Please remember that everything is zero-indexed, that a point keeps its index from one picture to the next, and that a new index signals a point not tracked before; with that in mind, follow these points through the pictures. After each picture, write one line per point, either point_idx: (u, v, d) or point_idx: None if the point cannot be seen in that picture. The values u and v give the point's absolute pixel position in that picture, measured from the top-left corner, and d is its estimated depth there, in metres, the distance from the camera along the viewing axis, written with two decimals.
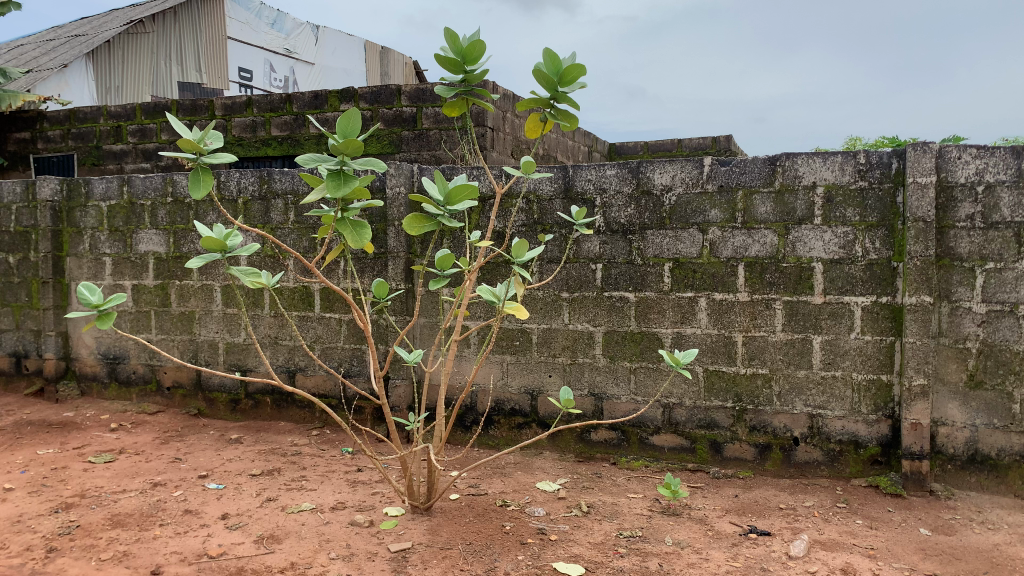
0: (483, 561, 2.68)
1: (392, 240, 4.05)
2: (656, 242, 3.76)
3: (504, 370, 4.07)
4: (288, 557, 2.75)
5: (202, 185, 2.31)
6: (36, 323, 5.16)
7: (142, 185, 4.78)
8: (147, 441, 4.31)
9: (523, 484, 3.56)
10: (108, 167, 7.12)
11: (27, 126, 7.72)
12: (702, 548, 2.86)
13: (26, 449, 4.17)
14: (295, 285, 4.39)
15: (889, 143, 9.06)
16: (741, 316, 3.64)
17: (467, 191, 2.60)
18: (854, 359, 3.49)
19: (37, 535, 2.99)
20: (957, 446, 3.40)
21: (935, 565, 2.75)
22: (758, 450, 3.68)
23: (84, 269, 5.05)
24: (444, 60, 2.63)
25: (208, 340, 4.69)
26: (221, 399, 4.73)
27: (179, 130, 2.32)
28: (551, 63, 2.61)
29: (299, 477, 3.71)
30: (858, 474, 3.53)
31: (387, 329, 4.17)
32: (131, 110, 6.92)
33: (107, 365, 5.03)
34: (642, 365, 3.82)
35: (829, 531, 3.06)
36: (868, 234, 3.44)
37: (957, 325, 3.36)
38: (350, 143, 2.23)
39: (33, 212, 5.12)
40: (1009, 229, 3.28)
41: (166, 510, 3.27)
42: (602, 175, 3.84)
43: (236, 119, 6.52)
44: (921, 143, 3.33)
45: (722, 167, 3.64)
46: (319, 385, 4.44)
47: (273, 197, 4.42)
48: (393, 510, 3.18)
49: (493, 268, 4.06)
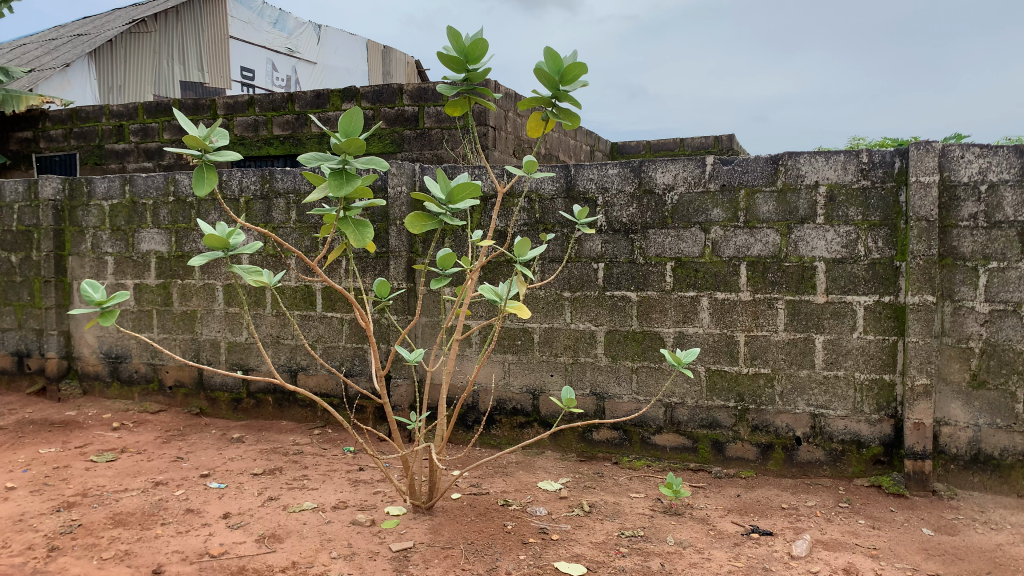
0: (484, 560, 2.68)
1: (393, 240, 4.05)
2: (658, 242, 3.76)
3: (506, 369, 4.07)
4: (289, 556, 2.75)
5: (206, 182, 2.32)
6: (38, 322, 5.17)
7: (144, 184, 4.79)
8: (149, 440, 4.31)
9: (524, 484, 3.55)
10: (111, 166, 7.13)
11: (30, 126, 7.74)
12: (704, 547, 2.86)
13: (28, 448, 4.17)
14: (297, 284, 4.39)
15: (891, 142, 9.04)
16: (744, 315, 3.63)
17: (469, 190, 2.59)
18: (857, 359, 3.48)
19: (38, 534, 2.98)
20: (960, 447, 3.39)
21: (938, 565, 2.74)
22: (760, 450, 3.67)
23: (86, 268, 5.05)
24: (446, 59, 2.63)
25: (210, 340, 4.69)
26: (223, 399, 4.73)
27: (185, 126, 2.31)
28: (553, 62, 2.60)
29: (300, 476, 3.71)
30: (860, 474, 3.52)
31: (389, 328, 4.17)
32: (133, 109, 6.92)
33: (110, 365, 5.03)
34: (644, 364, 3.81)
35: (832, 531, 3.05)
36: (870, 234, 3.43)
37: (960, 325, 3.35)
38: (352, 142, 2.22)
39: (35, 212, 5.12)
40: (1012, 228, 3.27)
41: (167, 509, 3.27)
42: (604, 174, 3.83)
43: (237, 118, 6.53)
44: (923, 142, 3.32)
45: (724, 166, 3.63)
46: (321, 385, 4.44)
47: (275, 197, 4.42)
48: (394, 510, 3.17)
49: (495, 267, 4.05)
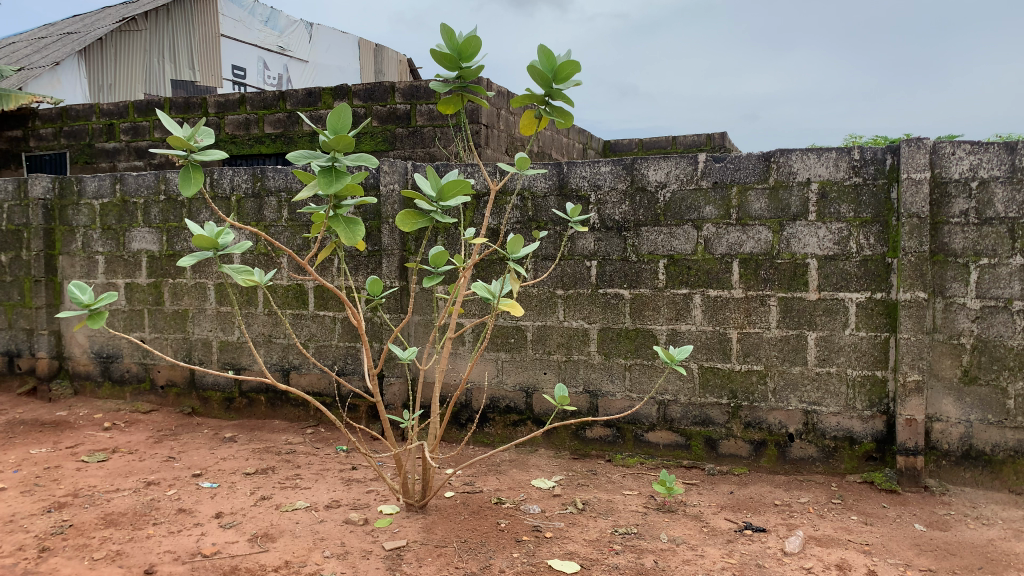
0: (477, 559, 2.67)
1: (386, 238, 4.04)
2: (650, 239, 3.76)
3: (499, 368, 4.07)
4: (282, 555, 2.74)
5: (193, 182, 2.30)
6: (28, 322, 5.14)
7: (135, 183, 4.76)
8: (141, 440, 4.29)
9: (518, 482, 3.55)
10: (101, 164, 7.09)
11: (20, 125, 7.69)
12: (697, 544, 2.86)
13: (18, 449, 4.14)
14: (289, 283, 4.38)
15: (885, 139, 9.07)
16: (736, 312, 3.64)
17: (460, 186, 2.58)
18: (849, 355, 3.49)
19: (28, 535, 2.97)
20: (951, 442, 3.40)
21: (930, 561, 2.75)
22: (753, 447, 3.67)
23: (77, 268, 5.01)
24: (439, 56, 2.62)
25: (202, 339, 4.67)
26: (215, 398, 4.72)
27: (169, 127, 2.28)
28: (546, 60, 2.59)
29: (293, 475, 3.70)
30: (853, 470, 3.54)
31: (381, 327, 4.15)
32: (124, 108, 6.89)
33: (101, 364, 5.00)
34: (636, 361, 3.81)
35: (824, 527, 3.06)
36: (862, 230, 3.44)
37: (952, 322, 3.36)
38: (340, 139, 2.21)
39: (25, 211, 5.09)
40: (1002, 225, 3.28)
41: (159, 509, 3.25)
42: (597, 171, 3.83)
43: (229, 117, 6.50)
44: (915, 139, 3.33)
45: (716, 163, 3.64)
46: (314, 383, 4.43)
47: (266, 195, 4.41)
48: (388, 508, 3.17)
49: (488, 265, 4.05)
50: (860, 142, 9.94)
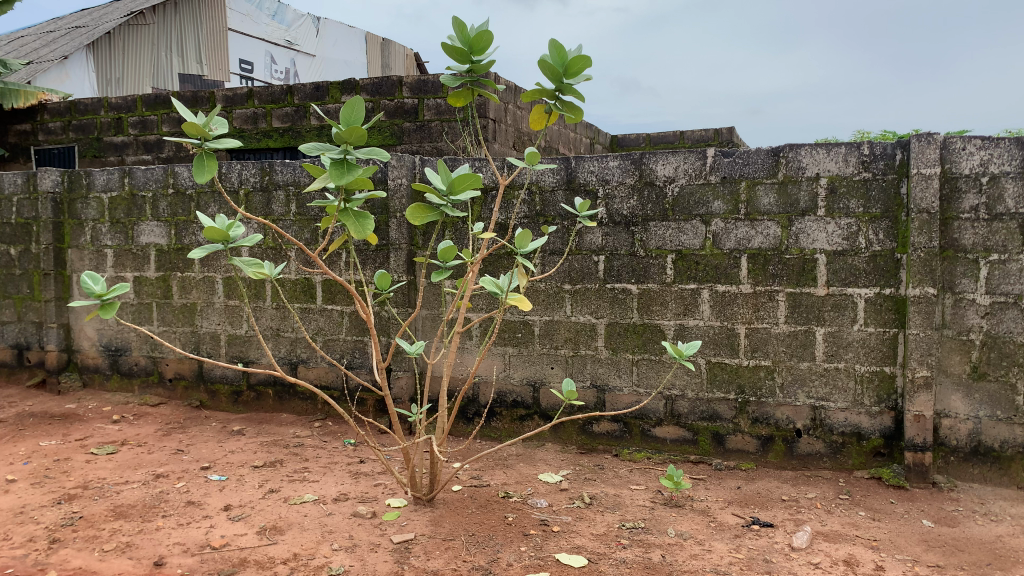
0: (486, 552, 2.68)
1: (394, 232, 4.06)
2: (658, 234, 3.75)
3: (506, 362, 4.07)
4: (291, 548, 2.75)
5: (206, 169, 2.29)
6: (38, 315, 5.16)
7: (144, 177, 4.78)
8: (150, 433, 4.31)
9: (525, 476, 3.55)
10: (109, 158, 7.10)
11: (29, 118, 7.74)
12: (704, 539, 2.86)
13: (28, 440, 4.17)
14: (297, 277, 4.40)
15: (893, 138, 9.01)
16: (744, 308, 3.63)
17: (470, 180, 2.55)
18: (857, 351, 3.48)
19: (39, 526, 2.99)
20: (960, 438, 3.39)
21: (938, 557, 2.75)
22: (761, 442, 3.67)
23: (86, 261, 5.03)
24: (451, 50, 2.62)
25: (210, 332, 4.69)
26: (223, 391, 4.74)
27: (184, 114, 2.26)
28: (557, 54, 2.58)
29: (302, 468, 3.71)
30: (861, 466, 3.53)
31: (389, 321, 4.16)
32: (132, 102, 6.90)
33: (109, 357, 5.02)
34: (644, 357, 3.81)
35: (832, 522, 3.06)
36: (871, 226, 3.42)
37: (961, 317, 3.34)
38: (353, 130, 2.20)
39: (35, 204, 5.11)
40: (1013, 220, 3.26)
41: (168, 501, 3.27)
42: (605, 166, 3.83)
43: (236, 111, 6.51)
44: (925, 134, 3.31)
45: (725, 158, 3.63)
46: (321, 377, 4.45)
47: (274, 189, 4.41)
48: (395, 502, 3.17)
49: (496, 260, 4.06)
50: (867, 135, 9.87)
